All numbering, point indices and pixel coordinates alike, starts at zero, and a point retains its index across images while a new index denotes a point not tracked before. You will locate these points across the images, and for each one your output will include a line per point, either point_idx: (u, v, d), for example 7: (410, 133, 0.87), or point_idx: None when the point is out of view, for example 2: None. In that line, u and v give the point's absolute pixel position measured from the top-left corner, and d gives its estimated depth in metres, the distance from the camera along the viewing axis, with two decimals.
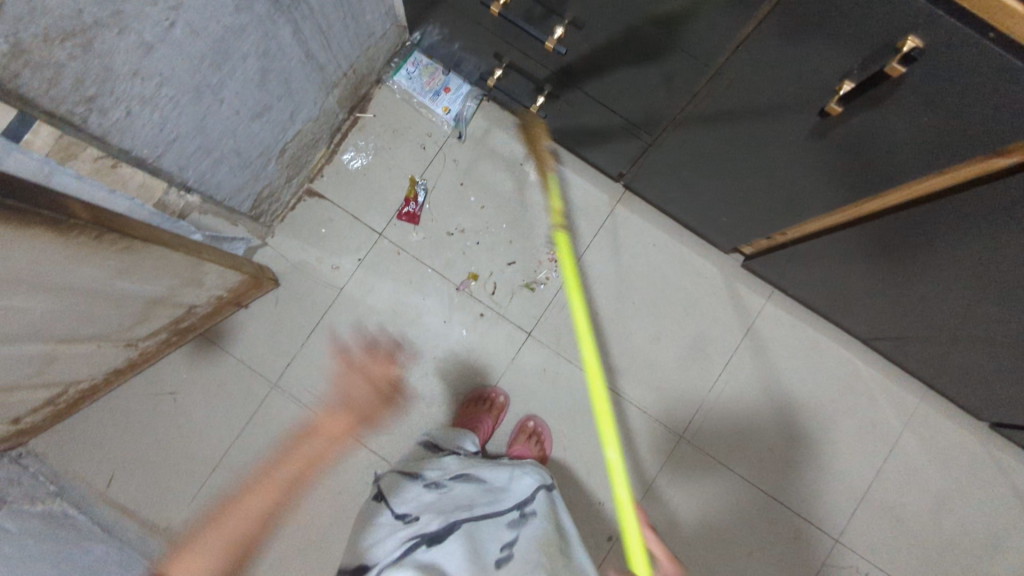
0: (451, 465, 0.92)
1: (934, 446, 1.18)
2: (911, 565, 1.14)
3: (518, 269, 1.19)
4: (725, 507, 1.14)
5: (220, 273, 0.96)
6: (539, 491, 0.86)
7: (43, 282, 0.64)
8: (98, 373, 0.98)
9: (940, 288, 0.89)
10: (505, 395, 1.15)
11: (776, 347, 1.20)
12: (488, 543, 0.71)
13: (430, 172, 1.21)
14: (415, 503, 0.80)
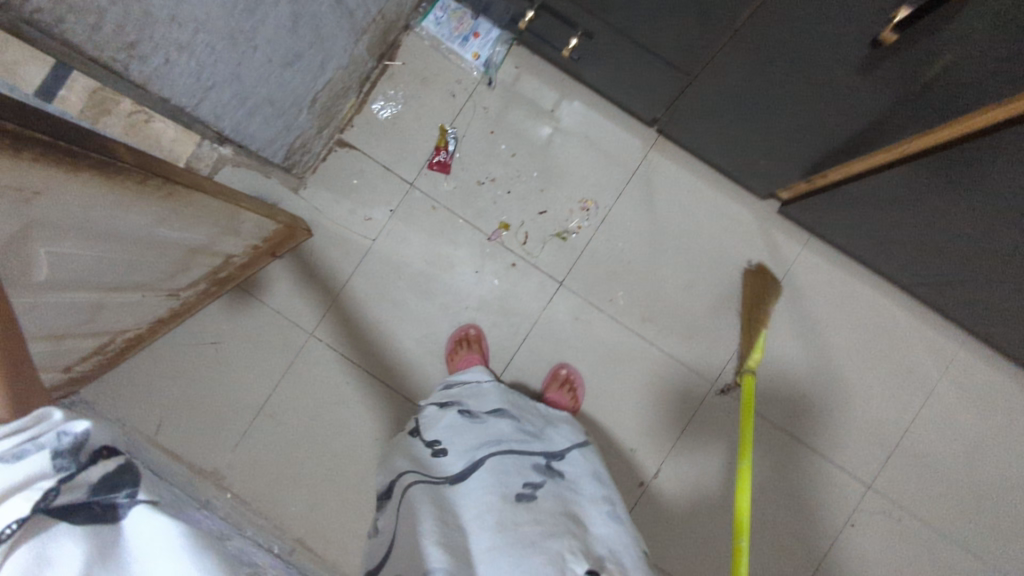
0: (491, 396, 0.92)
1: (974, 393, 1.15)
2: (944, 511, 1.14)
3: (550, 218, 1.19)
4: (757, 452, 1.15)
5: (257, 222, 1.01)
6: (577, 453, 0.84)
7: (92, 229, 0.67)
8: (144, 321, 1.03)
9: (989, 233, 0.85)
10: (477, 328, 1.18)
11: (811, 295, 1.17)
12: (512, 478, 0.70)
13: (460, 120, 1.20)
14: (447, 432, 0.80)
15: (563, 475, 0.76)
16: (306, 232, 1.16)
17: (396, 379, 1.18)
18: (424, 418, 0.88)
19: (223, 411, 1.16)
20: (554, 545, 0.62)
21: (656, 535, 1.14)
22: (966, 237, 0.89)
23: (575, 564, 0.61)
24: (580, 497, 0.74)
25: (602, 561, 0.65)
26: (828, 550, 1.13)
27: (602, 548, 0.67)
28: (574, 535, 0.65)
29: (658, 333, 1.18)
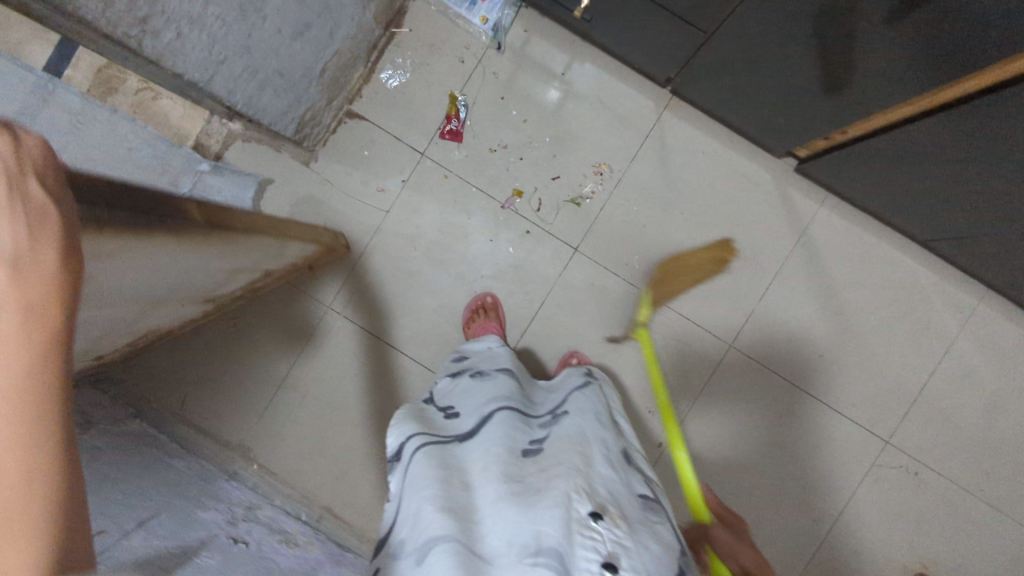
0: (503, 360, 0.91)
1: (992, 347, 1.15)
2: (961, 464, 1.15)
3: (563, 183, 1.18)
4: (773, 409, 1.16)
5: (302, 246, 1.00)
6: (578, 397, 0.79)
7: (150, 271, 0.67)
8: (176, 320, 1.04)
9: (1012, 185, 0.85)
10: (494, 296, 1.18)
11: (829, 254, 1.17)
12: (518, 435, 0.67)
13: (470, 87, 1.18)
14: (460, 398, 0.81)
15: (568, 419, 0.71)
16: (346, 247, 1.16)
17: (415, 350, 1.20)
18: (438, 390, 0.88)
19: (245, 386, 1.18)
20: (558, 488, 0.56)
21: (676, 495, 1.16)
22: (984, 185, 0.88)
23: (578, 506, 0.55)
24: (585, 430, 0.68)
25: (608, 501, 0.58)
26: (846, 504, 1.15)
27: (607, 487, 0.60)
28: (580, 473, 0.59)
29: (675, 297, 1.17)
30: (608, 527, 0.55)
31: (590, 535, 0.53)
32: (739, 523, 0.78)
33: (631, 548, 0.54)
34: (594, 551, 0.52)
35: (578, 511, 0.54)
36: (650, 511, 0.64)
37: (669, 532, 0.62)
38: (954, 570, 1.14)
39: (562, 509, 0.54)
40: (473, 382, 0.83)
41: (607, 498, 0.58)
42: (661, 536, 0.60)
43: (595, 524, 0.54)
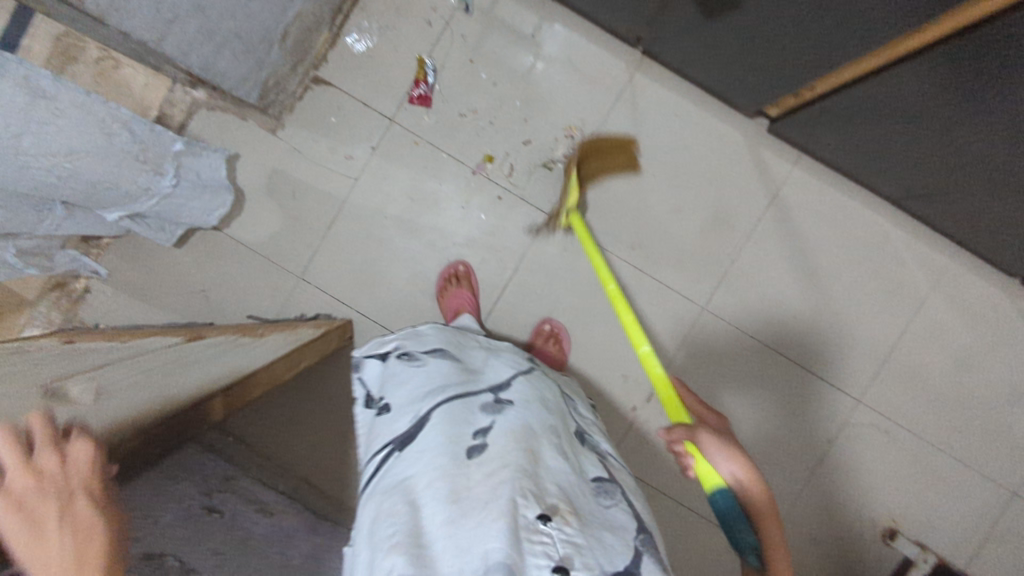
0: (432, 336, 0.88)
1: (962, 305, 1.16)
2: (930, 421, 1.16)
3: (534, 148, 1.16)
4: (746, 370, 1.17)
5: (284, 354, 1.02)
6: (518, 381, 0.78)
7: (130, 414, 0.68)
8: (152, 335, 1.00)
9: (976, 137, 0.86)
10: (466, 265, 1.17)
11: (801, 214, 1.17)
12: (459, 428, 0.65)
13: (438, 50, 1.16)
14: (391, 387, 0.78)
15: (511, 406, 0.70)
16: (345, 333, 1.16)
17: (388, 319, 1.19)
18: (367, 372, 0.84)
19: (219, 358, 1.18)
20: (503, 497, 0.56)
21: (650, 457, 1.17)
22: (950, 135, 0.88)
23: (526, 511, 0.55)
24: (528, 422, 0.68)
25: (557, 498, 0.59)
26: (818, 463, 1.16)
27: (555, 483, 0.61)
28: (526, 476, 0.59)
29: (650, 261, 1.17)
30: (560, 526, 0.56)
31: (541, 538, 0.54)
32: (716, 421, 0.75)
33: (583, 543, 0.56)
34: (546, 555, 0.53)
35: (526, 517, 0.55)
36: (602, 496, 0.65)
37: (625, 513, 0.65)
38: (923, 524, 1.16)
39: (508, 520, 0.54)
40: (404, 367, 0.80)
41: (556, 494, 0.59)
42: (614, 522, 0.62)
43: (545, 527, 0.55)
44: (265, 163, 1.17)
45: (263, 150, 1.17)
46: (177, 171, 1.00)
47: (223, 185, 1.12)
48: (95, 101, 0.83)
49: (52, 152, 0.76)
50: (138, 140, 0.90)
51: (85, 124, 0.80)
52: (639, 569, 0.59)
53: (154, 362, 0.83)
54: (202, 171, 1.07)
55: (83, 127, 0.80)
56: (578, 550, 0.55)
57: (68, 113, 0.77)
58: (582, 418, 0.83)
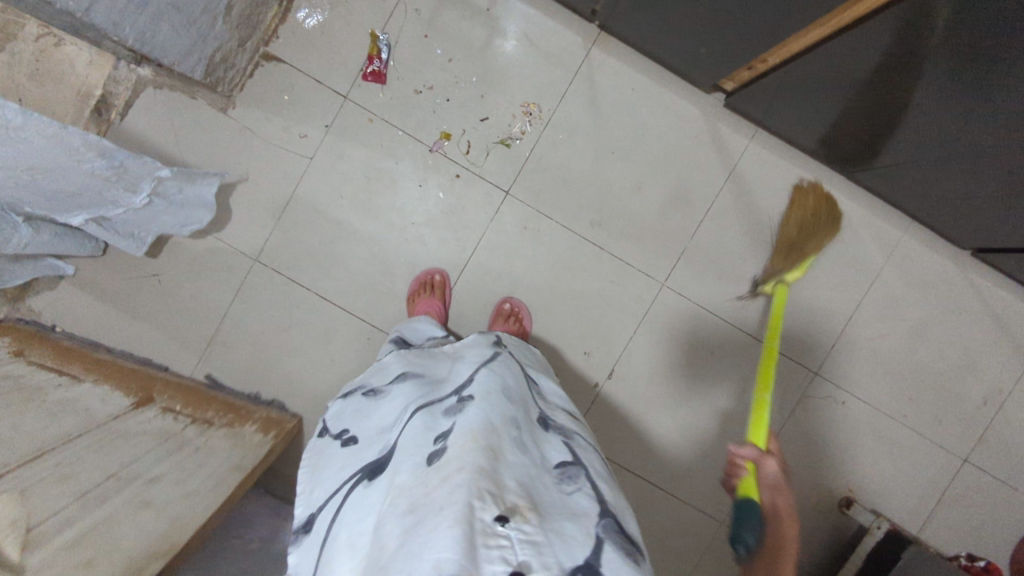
0: (393, 363, 0.88)
1: (915, 277, 1.18)
2: (885, 391, 1.19)
3: (492, 125, 1.15)
4: (705, 343, 1.18)
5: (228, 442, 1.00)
6: (482, 373, 0.74)
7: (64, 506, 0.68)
8: (104, 381, 0.99)
9: (930, 107, 0.87)
10: (442, 274, 1.16)
11: (757, 189, 1.17)
12: (422, 438, 0.62)
13: (392, 25, 1.13)
14: (356, 423, 0.77)
15: (473, 403, 0.66)
16: (295, 423, 1.15)
17: (347, 301, 1.17)
18: (333, 414, 0.84)
19: (174, 344, 1.16)
20: (456, 502, 0.51)
21: (612, 434, 1.18)
22: (916, 105, 0.88)
23: (483, 514, 0.51)
24: (489, 416, 0.63)
25: (517, 495, 0.55)
26: (777, 434, 1.18)
27: (513, 477, 0.57)
28: (484, 474, 0.54)
29: (609, 238, 1.17)
30: (519, 524, 0.52)
31: (499, 542, 0.50)
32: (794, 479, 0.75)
33: (544, 541, 0.52)
34: (503, 560, 0.49)
35: (483, 520, 0.51)
36: (564, 484, 0.62)
37: (588, 497, 0.62)
38: (878, 494, 1.18)
39: (464, 525, 0.49)
40: (369, 402, 0.80)
41: (515, 491, 0.55)
42: (578, 509, 0.59)
43: (503, 529, 0.51)
44: (216, 143, 1.14)
45: (213, 130, 1.14)
46: (155, 191, 0.96)
47: (208, 206, 1.08)
48: (75, 134, 0.76)
49: (9, 168, 0.72)
50: (115, 165, 0.86)
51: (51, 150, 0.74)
52: (601, 560, 0.54)
53: (99, 441, 0.82)
54: (191, 191, 1.03)
55: (49, 151, 0.75)
56: (538, 549, 0.51)
57: (26, 140, 0.70)
58: (546, 402, 0.81)
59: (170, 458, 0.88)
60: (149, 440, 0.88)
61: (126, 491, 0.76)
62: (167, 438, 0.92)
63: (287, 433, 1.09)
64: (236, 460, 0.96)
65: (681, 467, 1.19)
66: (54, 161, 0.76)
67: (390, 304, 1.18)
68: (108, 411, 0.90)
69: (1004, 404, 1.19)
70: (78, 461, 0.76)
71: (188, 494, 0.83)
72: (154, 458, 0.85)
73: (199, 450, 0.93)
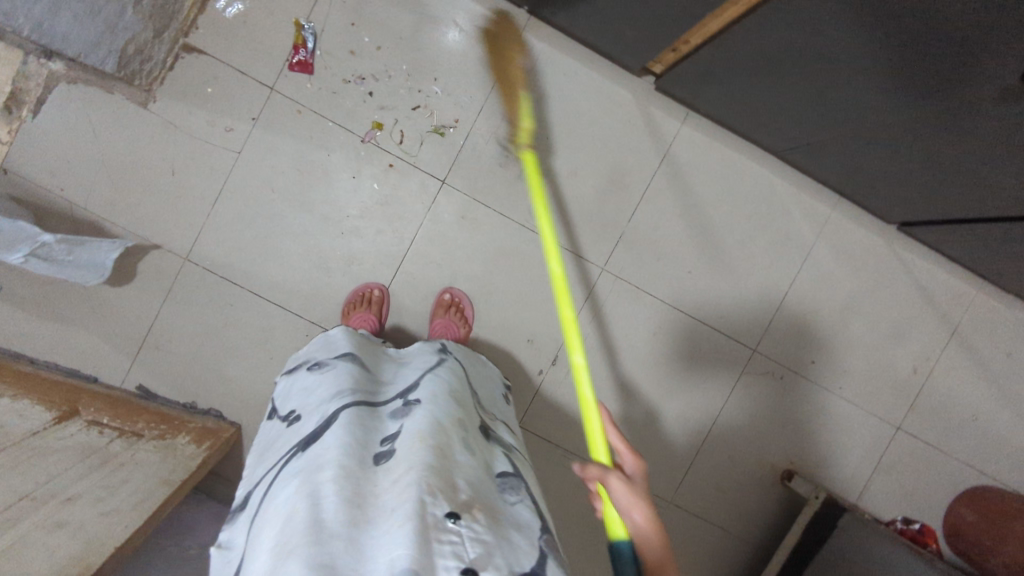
0: (340, 342, 0.86)
1: (845, 252, 1.21)
2: (820, 364, 1.21)
3: (424, 114, 1.13)
4: (648, 326, 1.19)
5: (157, 453, 0.97)
6: (427, 381, 0.75)
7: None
8: (25, 400, 0.95)
9: (856, 91, 0.90)
10: (381, 288, 1.14)
11: (691, 172, 1.18)
12: (368, 434, 0.63)
13: (317, 14, 1.10)
14: (301, 398, 0.75)
15: (419, 408, 0.68)
16: (234, 429, 1.12)
17: (283, 298, 1.15)
18: (277, 395, 0.82)
19: (102, 349, 1.12)
20: (410, 498, 0.52)
21: (559, 420, 1.18)
22: (844, 90, 0.91)
23: (435, 510, 0.52)
24: (440, 418, 0.65)
25: (466, 496, 0.57)
26: (721, 410, 1.20)
27: (463, 480, 0.59)
28: (432, 473, 0.56)
29: (547, 224, 1.17)
30: (467, 524, 0.53)
31: (449, 537, 0.51)
32: (641, 461, 0.61)
33: (492, 542, 0.53)
34: (454, 556, 0.50)
35: (434, 515, 0.52)
36: (507, 492, 0.64)
37: (529, 510, 0.63)
38: (818, 465, 1.21)
39: (416, 520, 0.50)
40: (313, 376, 0.78)
41: (465, 492, 0.57)
42: (520, 518, 0.61)
43: (453, 525, 0.52)
44: (137, 140, 1.10)
45: (133, 126, 1.09)
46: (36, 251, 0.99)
47: (102, 271, 1.07)
48: None
49: None
50: None
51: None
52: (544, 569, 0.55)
53: (11, 457, 0.80)
54: (82, 254, 1.04)
55: None
56: (488, 550, 0.52)
57: None
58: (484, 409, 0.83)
59: (92, 473, 0.85)
60: (69, 455, 0.87)
61: (38, 513, 0.75)
62: (91, 453, 0.90)
63: (223, 442, 1.07)
64: (165, 472, 0.93)
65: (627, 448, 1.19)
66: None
67: (328, 299, 1.16)
68: (27, 426, 0.88)
69: (932, 372, 1.23)
70: None
71: (109, 509, 0.80)
72: (73, 475, 0.83)
73: (125, 464, 0.90)
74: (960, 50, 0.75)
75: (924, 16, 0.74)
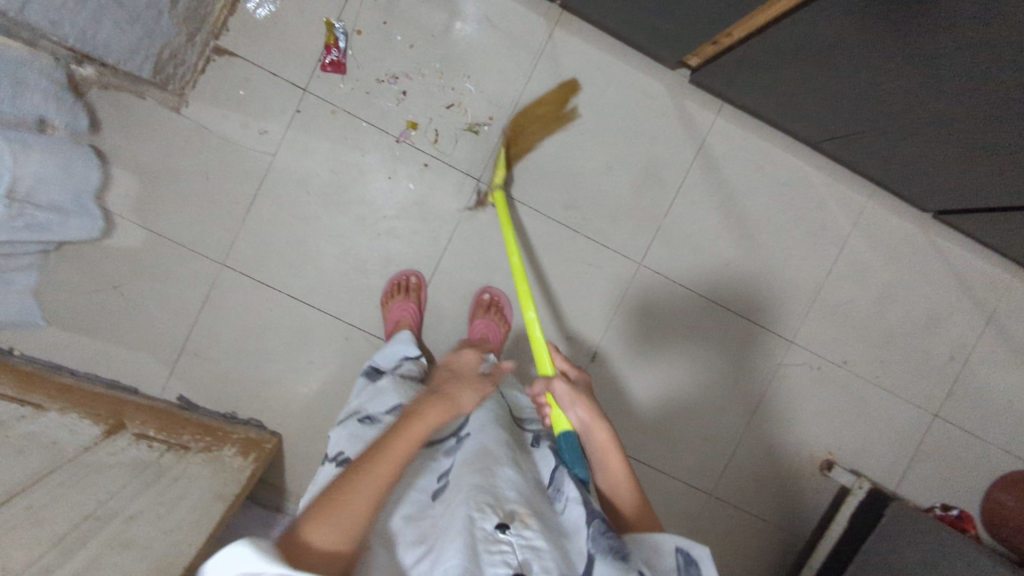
0: (391, 392, 0.89)
1: (882, 241, 1.21)
2: (857, 353, 1.22)
3: (458, 112, 1.12)
4: (650, 314, 1.18)
5: (206, 465, 0.97)
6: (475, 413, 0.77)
7: (40, 560, 0.68)
8: (72, 412, 0.96)
9: (895, 92, 0.91)
10: (418, 276, 1.14)
11: (726, 164, 1.18)
12: (425, 480, 0.68)
13: (348, 12, 1.09)
14: (353, 446, 0.79)
15: (469, 438, 0.71)
16: (273, 439, 1.11)
17: (321, 301, 1.14)
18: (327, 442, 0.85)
19: (140, 357, 1.12)
20: (461, 517, 0.56)
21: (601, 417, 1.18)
22: (880, 90, 0.92)
23: (484, 524, 0.55)
24: (487, 443, 0.69)
25: (518, 507, 0.59)
26: (759, 404, 1.20)
27: (512, 492, 0.61)
28: (482, 492, 0.59)
29: (584, 222, 1.16)
30: (517, 532, 0.56)
31: (501, 548, 0.54)
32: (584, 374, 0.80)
33: (544, 546, 0.55)
34: (505, 562, 0.52)
35: (485, 529, 0.55)
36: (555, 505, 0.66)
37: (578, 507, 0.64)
38: (856, 455, 1.22)
39: (466, 534, 0.54)
40: (370, 432, 0.81)
41: (516, 503, 0.60)
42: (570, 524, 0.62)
43: (504, 535, 0.55)
44: (170, 146, 1.09)
45: (166, 133, 1.09)
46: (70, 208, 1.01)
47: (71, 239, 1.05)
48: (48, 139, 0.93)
49: None
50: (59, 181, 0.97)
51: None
52: None
53: (70, 477, 0.81)
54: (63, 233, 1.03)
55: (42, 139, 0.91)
56: (538, 553, 0.54)
57: None
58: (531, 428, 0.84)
59: (149, 489, 0.86)
60: (124, 472, 0.87)
61: (105, 533, 0.75)
62: (144, 468, 0.90)
63: (268, 454, 1.06)
64: (218, 487, 0.93)
65: (667, 442, 1.19)
66: (51, 187, 0.93)
67: (366, 301, 1.15)
68: (79, 442, 0.89)
69: (968, 358, 1.23)
70: (51, 503, 0.75)
71: (171, 528, 0.81)
72: (131, 492, 0.84)
73: (178, 479, 0.91)
74: (1001, 51, 0.76)
75: (963, 16, 0.75)
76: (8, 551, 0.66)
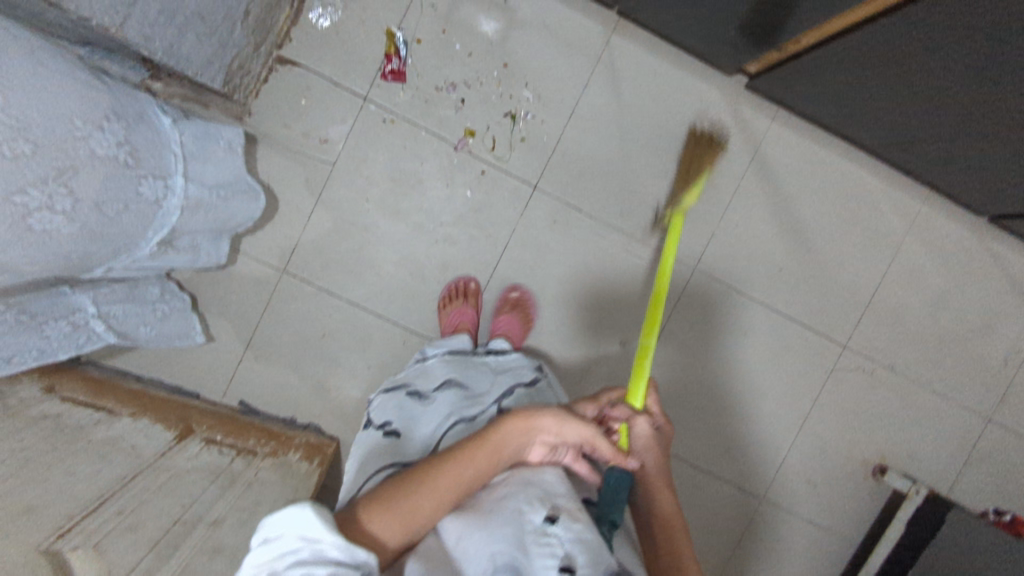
0: (436, 368, 0.90)
1: (936, 246, 1.21)
2: (912, 358, 1.22)
3: (515, 118, 1.13)
4: (702, 314, 1.18)
5: (275, 470, 0.98)
6: None
7: (138, 562, 0.69)
8: (142, 417, 0.97)
9: (962, 103, 0.91)
10: (477, 282, 1.15)
11: (780, 169, 1.18)
12: None
13: (408, 22, 1.10)
14: (401, 418, 0.81)
15: None
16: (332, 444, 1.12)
17: (380, 307, 1.15)
18: (370, 407, 0.87)
19: (202, 362, 1.14)
20: (510, 505, 0.55)
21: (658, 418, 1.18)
22: (946, 101, 0.92)
23: (532, 517, 0.54)
24: None
25: (565, 500, 0.58)
26: (812, 408, 1.21)
27: (558, 486, 0.60)
28: (530, 485, 0.58)
29: (638, 227, 1.17)
30: (565, 528, 0.55)
31: (547, 541, 0.53)
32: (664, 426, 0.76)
33: (591, 542, 0.54)
34: (552, 556, 0.52)
35: (533, 522, 0.54)
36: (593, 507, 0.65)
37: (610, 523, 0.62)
38: (910, 459, 1.22)
39: (516, 525, 0.53)
40: (415, 406, 0.83)
41: (562, 496, 0.59)
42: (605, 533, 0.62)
43: (552, 530, 0.54)
44: None
45: None
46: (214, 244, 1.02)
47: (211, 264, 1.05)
48: (228, 188, 0.95)
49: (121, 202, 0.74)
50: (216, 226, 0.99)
51: (58, 241, 0.69)
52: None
53: (153, 482, 0.82)
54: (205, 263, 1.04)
55: (216, 179, 0.93)
56: (585, 550, 0.53)
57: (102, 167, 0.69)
58: None
59: (226, 493, 0.88)
60: (201, 476, 0.89)
61: (194, 536, 0.77)
62: (219, 473, 0.92)
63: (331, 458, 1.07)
64: (290, 491, 0.95)
65: (721, 445, 1.19)
66: (199, 232, 0.95)
67: (423, 306, 1.16)
68: (155, 446, 0.90)
69: None
70: (140, 507, 0.76)
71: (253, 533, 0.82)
72: (211, 496, 0.85)
73: (253, 484, 0.92)
74: None
75: None
76: (110, 555, 0.67)
